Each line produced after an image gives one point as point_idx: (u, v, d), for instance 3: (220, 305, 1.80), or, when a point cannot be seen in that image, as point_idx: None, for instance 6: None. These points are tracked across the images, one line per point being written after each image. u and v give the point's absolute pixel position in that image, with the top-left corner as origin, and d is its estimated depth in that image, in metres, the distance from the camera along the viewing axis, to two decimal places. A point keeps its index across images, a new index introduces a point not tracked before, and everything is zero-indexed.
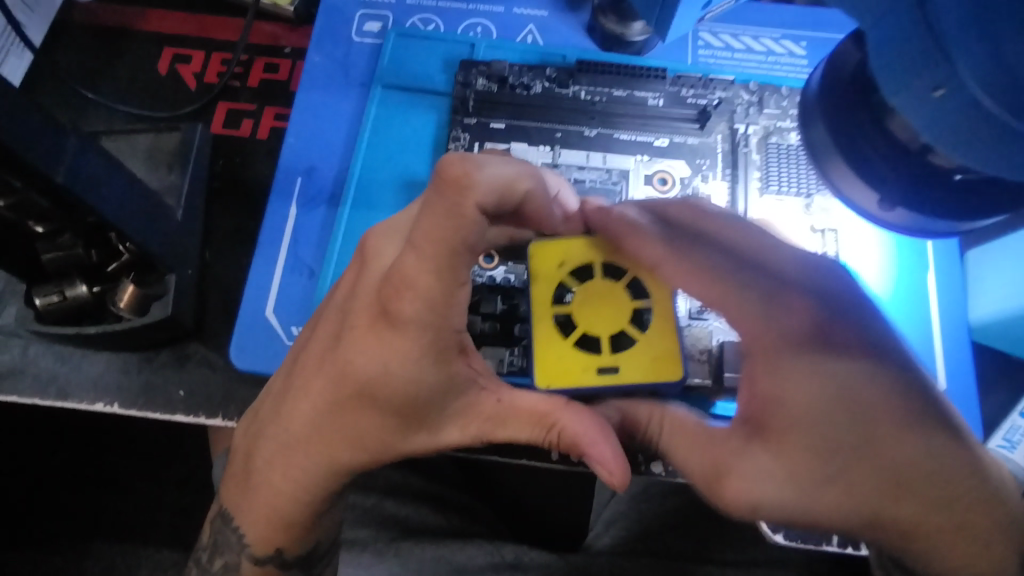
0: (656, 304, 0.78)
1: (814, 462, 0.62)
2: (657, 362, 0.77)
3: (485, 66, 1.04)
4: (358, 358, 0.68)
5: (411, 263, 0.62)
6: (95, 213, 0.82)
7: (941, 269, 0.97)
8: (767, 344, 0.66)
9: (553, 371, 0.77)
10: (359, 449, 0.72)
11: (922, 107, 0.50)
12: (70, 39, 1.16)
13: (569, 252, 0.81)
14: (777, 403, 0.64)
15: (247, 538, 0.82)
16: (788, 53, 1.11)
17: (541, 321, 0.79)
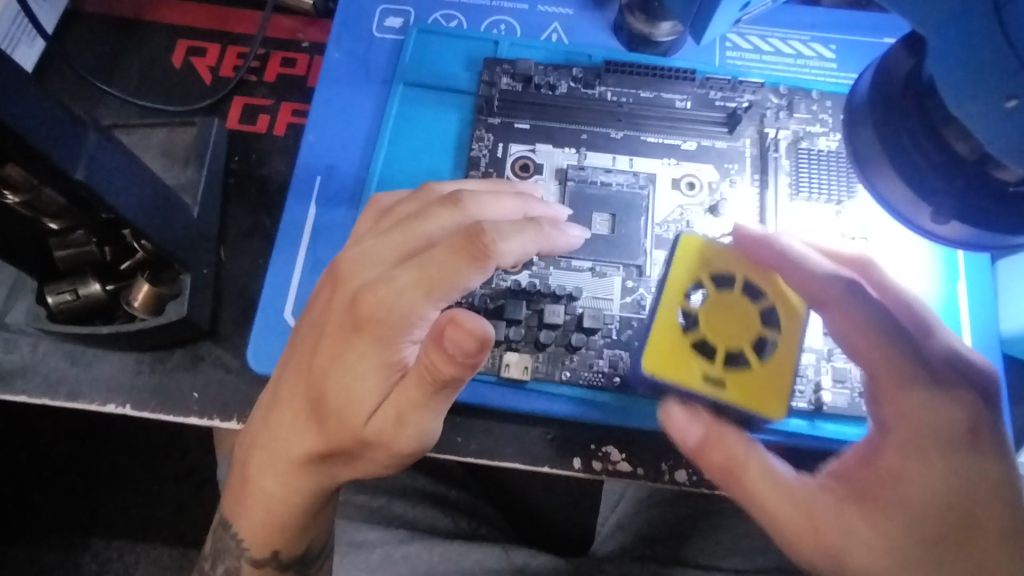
0: (785, 342, 0.78)
1: (917, 531, 0.64)
2: (765, 394, 0.76)
3: (510, 65, 1.02)
4: (341, 366, 0.72)
5: (409, 278, 0.70)
6: (111, 210, 0.79)
7: (972, 280, 0.96)
8: (908, 430, 0.66)
9: (663, 359, 0.76)
10: (315, 437, 0.74)
11: (989, 118, 0.48)
12: (82, 29, 1.13)
13: (724, 260, 0.80)
14: (894, 476, 0.65)
15: (245, 542, 0.81)
16: (817, 56, 1.09)
17: (670, 299, 0.78)
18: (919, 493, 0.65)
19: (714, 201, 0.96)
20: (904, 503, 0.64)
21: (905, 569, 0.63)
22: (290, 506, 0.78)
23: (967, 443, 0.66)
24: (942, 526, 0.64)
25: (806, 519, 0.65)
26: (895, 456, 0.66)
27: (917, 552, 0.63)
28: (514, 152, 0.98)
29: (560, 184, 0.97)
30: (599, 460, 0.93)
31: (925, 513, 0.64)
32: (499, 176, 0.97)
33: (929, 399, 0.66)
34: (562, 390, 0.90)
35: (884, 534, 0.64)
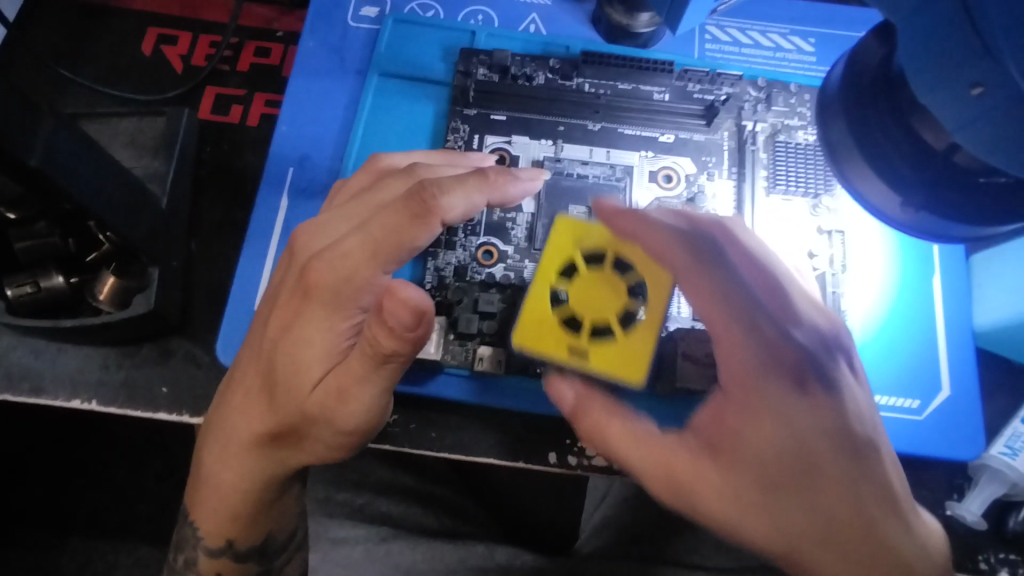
0: (651, 318, 0.72)
1: (760, 476, 0.61)
2: (623, 362, 0.71)
3: (486, 55, 1.00)
4: (293, 332, 0.72)
5: (355, 242, 0.70)
6: (71, 200, 0.77)
7: (946, 273, 0.96)
8: (741, 389, 0.64)
9: (534, 331, 0.72)
10: (267, 415, 0.74)
11: (958, 106, 0.48)
12: (47, 15, 1.10)
13: (623, 247, 0.74)
14: (736, 434, 0.62)
15: (201, 530, 0.81)
16: (796, 49, 1.08)
17: (542, 281, 0.74)
18: (764, 446, 0.62)
19: (691, 194, 0.96)
20: (749, 450, 0.62)
21: (773, 514, 0.61)
22: (243, 494, 0.78)
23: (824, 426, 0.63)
24: (780, 475, 0.61)
25: (661, 470, 0.63)
26: (789, 455, 0.62)
27: (758, 497, 0.61)
28: (491, 144, 0.97)
29: None
30: (574, 455, 0.92)
31: (778, 465, 0.61)
32: None
33: (789, 395, 0.63)
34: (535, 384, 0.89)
35: (731, 485, 0.61)
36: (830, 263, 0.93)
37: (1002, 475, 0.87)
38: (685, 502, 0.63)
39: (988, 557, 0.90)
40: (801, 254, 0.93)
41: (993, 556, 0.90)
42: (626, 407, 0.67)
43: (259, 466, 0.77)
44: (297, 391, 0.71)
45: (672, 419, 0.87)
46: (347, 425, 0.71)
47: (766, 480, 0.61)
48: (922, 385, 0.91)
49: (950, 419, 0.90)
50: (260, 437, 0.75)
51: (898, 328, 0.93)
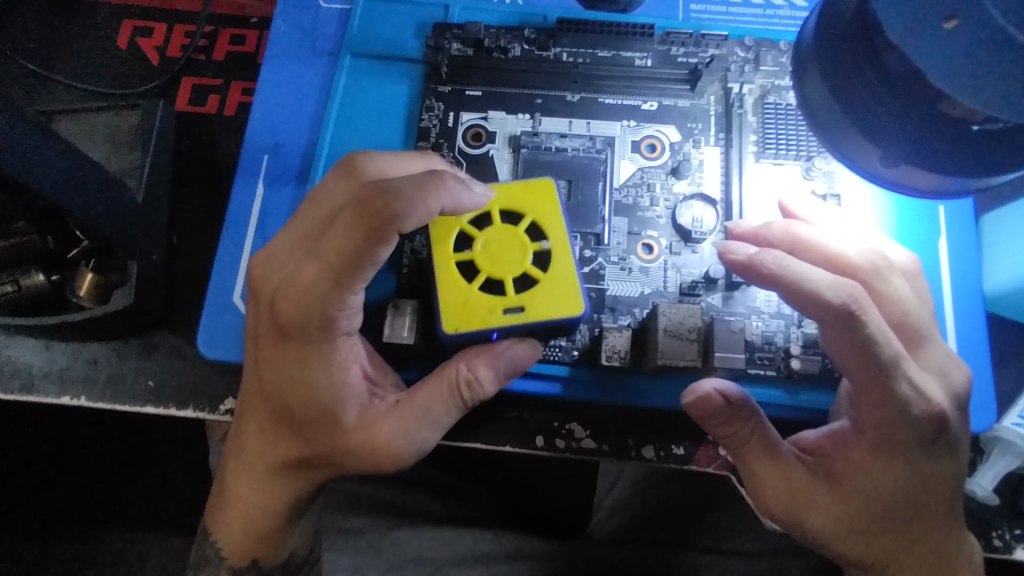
0: (557, 245, 0.77)
1: (869, 510, 0.71)
2: (559, 292, 0.75)
3: (459, 29, 0.97)
4: (273, 371, 0.71)
5: (312, 272, 0.65)
6: (41, 198, 0.77)
7: (953, 235, 0.90)
8: (880, 435, 0.70)
9: (460, 315, 0.74)
10: (300, 450, 0.74)
11: (930, 47, 0.44)
12: (19, 13, 1.09)
13: (501, 198, 0.79)
14: (859, 471, 0.71)
15: (224, 550, 0.81)
16: (788, 5, 1.03)
17: (445, 260, 0.76)
18: (885, 485, 0.71)
19: (677, 163, 0.91)
20: (871, 489, 0.71)
21: (863, 534, 0.72)
22: (274, 515, 0.78)
23: (930, 428, 0.69)
24: (886, 507, 0.71)
25: (788, 496, 0.72)
26: (899, 496, 0.71)
27: (862, 521, 0.72)
28: (466, 121, 0.94)
29: (514, 152, 0.92)
30: (562, 438, 0.90)
31: (890, 502, 0.71)
32: (450, 147, 0.93)
33: (903, 415, 0.68)
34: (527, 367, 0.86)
35: (843, 508, 0.71)
36: None
37: (1015, 449, 0.83)
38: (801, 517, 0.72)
39: (1003, 534, 0.85)
40: None
41: (1009, 533, 0.85)
42: (769, 427, 0.73)
43: (278, 489, 0.77)
44: (324, 423, 0.71)
45: (665, 397, 0.86)
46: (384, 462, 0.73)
47: (872, 508, 0.71)
48: None
49: None
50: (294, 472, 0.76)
51: None
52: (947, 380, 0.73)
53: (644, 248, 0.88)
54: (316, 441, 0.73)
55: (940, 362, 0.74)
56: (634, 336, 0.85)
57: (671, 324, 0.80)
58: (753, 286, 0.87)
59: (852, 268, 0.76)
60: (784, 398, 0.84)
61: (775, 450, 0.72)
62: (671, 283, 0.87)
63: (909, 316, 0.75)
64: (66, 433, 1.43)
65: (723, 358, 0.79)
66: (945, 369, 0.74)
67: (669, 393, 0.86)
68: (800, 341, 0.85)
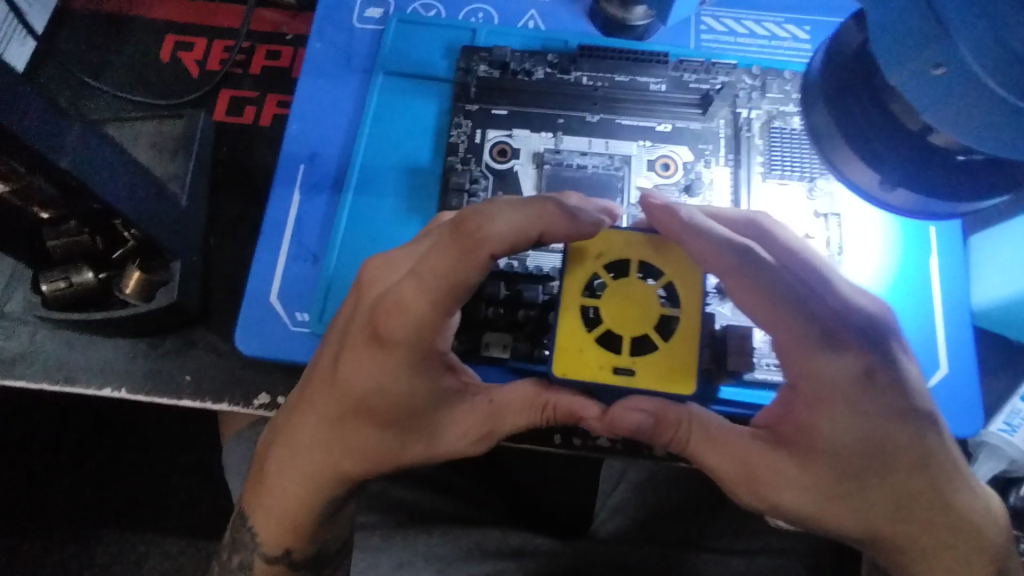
0: (686, 312, 0.78)
1: (832, 472, 0.71)
2: (671, 373, 0.77)
3: (487, 52, 1.04)
4: (358, 377, 0.74)
5: (412, 290, 0.70)
6: (99, 199, 0.82)
7: (944, 253, 0.97)
8: (813, 387, 0.71)
9: (569, 359, 0.77)
10: (359, 445, 0.77)
11: (921, 90, 0.50)
12: (70, 26, 1.16)
13: (643, 252, 0.81)
14: (807, 429, 0.71)
15: (259, 536, 0.86)
16: (791, 37, 1.10)
17: (572, 301, 0.79)
18: (838, 440, 0.70)
19: (689, 181, 0.98)
20: (821, 445, 0.70)
21: (844, 502, 0.71)
22: (309, 506, 0.82)
23: (857, 363, 0.71)
24: (853, 466, 0.70)
25: (743, 471, 0.72)
26: (861, 447, 0.70)
27: (831, 487, 0.71)
28: (492, 138, 1.00)
29: (537, 168, 0.99)
30: (579, 436, 0.95)
31: (851, 462, 0.70)
32: (478, 161, 0.99)
33: (824, 354, 0.71)
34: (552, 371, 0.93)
35: (805, 473, 0.71)
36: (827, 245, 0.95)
37: (999, 452, 0.91)
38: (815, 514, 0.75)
39: None
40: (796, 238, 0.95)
41: None
42: (704, 412, 0.75)
43: (313, 485, 0.81)
44: (400, 423, 0.76)
45: None
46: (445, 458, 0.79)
47: (842, 472, 0.71)
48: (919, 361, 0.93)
49: (949, 397, 0.92)
50: (331, 471, 0.80)
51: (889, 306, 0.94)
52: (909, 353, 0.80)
53: None
54: (376, 439, 0.77)
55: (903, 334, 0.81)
56: None
57: None
58: None
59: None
60: None
61: (707, 425, 0.74)
62: None
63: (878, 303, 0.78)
64: (85, 427, 1.46)
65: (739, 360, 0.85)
66: None
67: None
68: None
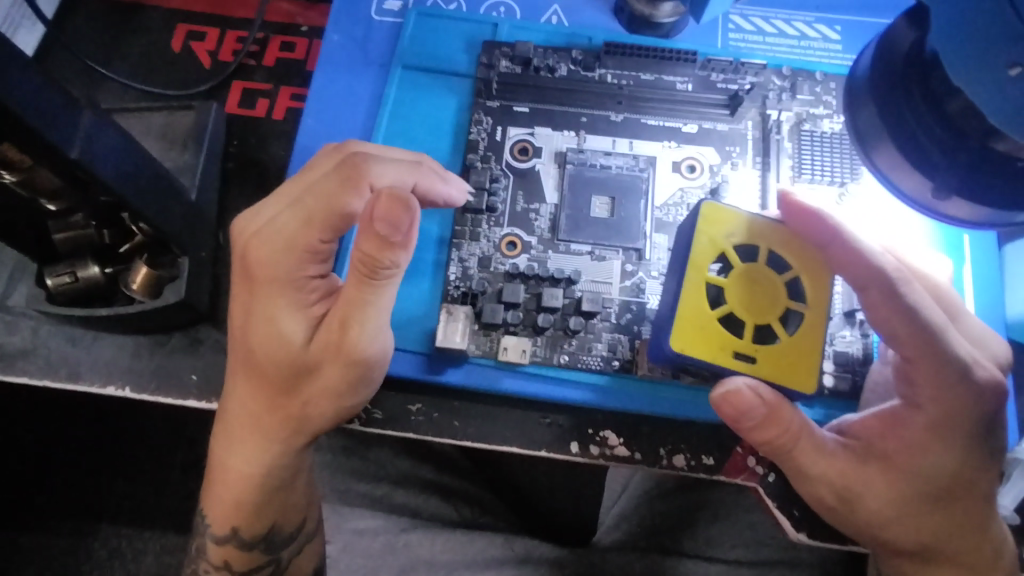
0: (811, 311, 0.79)
1: (924, 492, 0.73)
2: (791, 365, 0.78)
3: (509, 48, 1.01)
4: (258, 325, 0.76)
5: (286, 215, 0.76)
6: (108, 190, 0.79)
7: (978, 263, 0.94)
8: (939, 409, 0.73)
9: (691, 338, 0.77)
10: (264, 391, 0.78)
11: (989, 91, 0.47)
12: (79, 13, 1.13)
13: (769, 239, 0.80)
14: (911, 450, 0.73)
15: (208, 517, 0.84)
16: (821, 38, 1.07)
17: (698, 278, 0.78)
18: (937, 466, 0.73)
19: (715, 184, 0.95)
20: (925, 469, 0.73)
21: (918, 521, 0.74)
22: (254, 484, 0.81)
23: (993, 401, 0.73)
24: (941, 489, 0.73)
25: (836, 482, 0.74)
26: (954, 479, 0.73)
27: (913, 507, 0.73)
28: (514, 136, 0.97)
29: (559, 167, 0.96)
30: (597, 445, 0.91)
31: (942, 486, 0.73)
32: (498, 159, 0.96)
33: (961, 388, 0.73)
34: (566, 375, 0.89)
35: (895, 490, 0.73)
36: None
37: None
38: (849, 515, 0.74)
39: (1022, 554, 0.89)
40: None
41: None
42: (811, 422, 0.75)
43: (254, 444, 0.80)
44: (297, 367, 0.76)
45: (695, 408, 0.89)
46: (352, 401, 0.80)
47: (930, 494, 0.73)
48: None
49: None
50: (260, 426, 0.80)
51: None
52: (986, 349, 0.81)
53: None
54: (293, 377, 0.77)
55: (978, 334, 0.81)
56: None
57: None
58: None
59: (945, 294, 0.82)
60: (814, 414, 0.87)
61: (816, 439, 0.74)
62: None
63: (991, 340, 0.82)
64: (84, 423, 1.43)
65: None
66: (984, 339, 0.82)
67: (702, 407, 0.90)
68: (832, 359, 0.89)
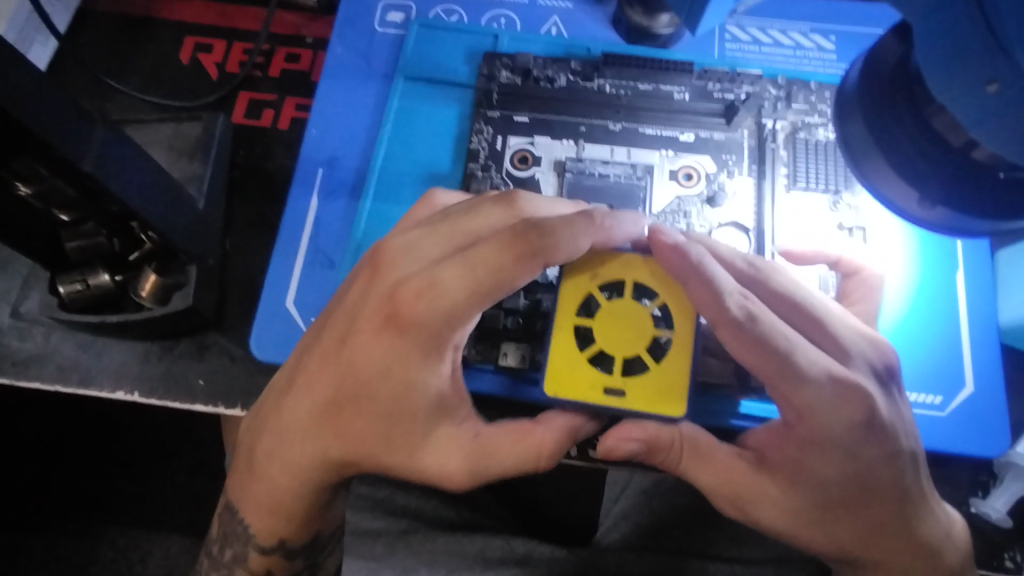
0: (677, 343, 0.75)
1: (821, 495, 0.71)
2: (660, 396, 0.73)
3: (509, 59, 1.03)
4: (367, 358, 0.69)
5: (453, 274, 0.68)
6: (118, 201, 0.80)
7: (970, 269, 0.96)
8: (807, 427, 0.69)
9: (566, 383, 0.74)
10: (343, 439, 0.70)
11: (968, 106, 0.49)
12: (91, 26, 1.16)
13: (634, 271, 0.77)
14: (800, 465, 0.71)
15: (252, 527, 0.79)
16: (817, 47, 1.09)
17: (563, 321, 0.76)
18: (830, 473, 0.71)
19: (712, 192, 0.97)
20: (814, 477, 0.71)
21: (824, 524, 0.73)
22: (296, 498, 0.75)
23: (861, 411, 0.70)
24: (839, 493, 0.71)
25: (729, 488, 0.73)
26: (852, 483, 0.71)
27: (816, 512, 0.72)
28: (513, 145, 0.99)
29: (558, 176, 0.97)
30: (594, 449, 0.93)
31: (841, 489, 0.71)
32: (498, 168, 0.98)
33: (829, 398, 0.69)
34: None
35: (790, 495, 0.72)
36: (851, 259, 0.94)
37: None
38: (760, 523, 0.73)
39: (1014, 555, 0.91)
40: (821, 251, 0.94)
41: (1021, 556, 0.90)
42: (697, 430, 0.74)
43: (312, 472, 0.73)
44: (398, 422, 0.69)
45: (690, 411, 0.91)
46: (453, 478, 0.71)
47: (828, 499, 0.71)
48: (944, 380, 0.91)
49: (974, 416, 0.90)
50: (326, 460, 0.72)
51: (914, 324, 0.93)
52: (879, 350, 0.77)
53: None
54: (374, 428, 0.70)
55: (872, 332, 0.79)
56: None
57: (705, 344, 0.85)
58: None
59: None
60: None
61: (701, 450, 0.73)
62: None
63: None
64: (92, 427, 1.45)
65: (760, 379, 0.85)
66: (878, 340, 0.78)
67: (703, 410, 0.89)
68: None
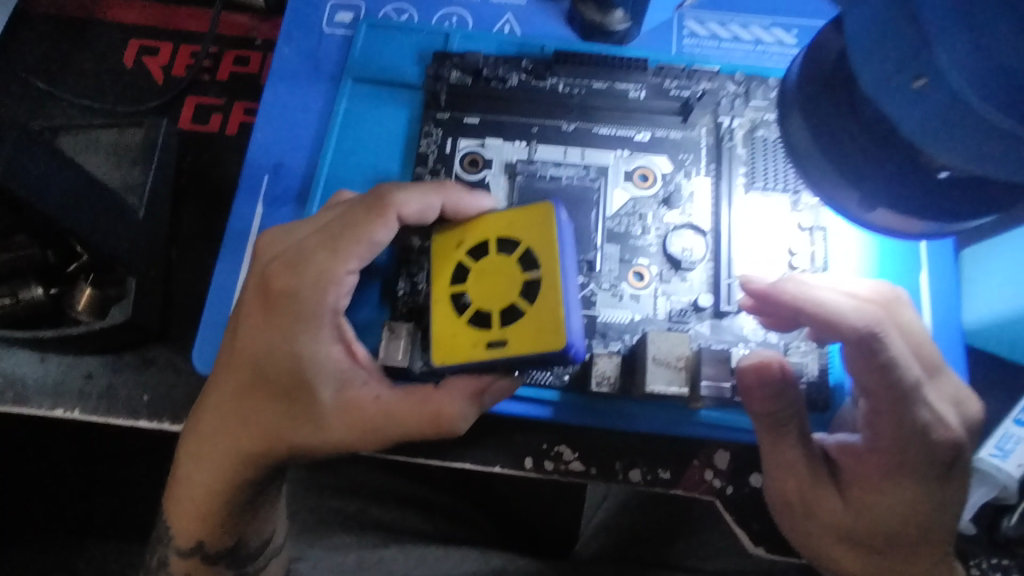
0: (545, 273, 0.71)
1: (900, 524, 0.74)
2: (542, 333, 0.69)
3: (459, 58, 1.00)
4: (252, 343, 0.73)
5: (314, 242, 0.75)
6: (40, 211, 0.77)
7: (934, 269, 0.93)
8: (896, 454, 0.74)
9: (448, 346, 0.73)
10: (250, 422, 0.73)
11: (902, 106, 0.46)
12: (31, 31, 1.13)
13: (499, 225, 0.75)
14: (877, 486, 0.75)
15: (174, 529, 0.79)
16: (777, 42, 1.06)
17: (440, 293, 0.75)
18: (887, 505, 0.74)
19: (668, 193, 0.94)
20: (881, 507, 0.75)
21: (853, 550, 0.76)
22: (214, 498, 0.76)
23: (919, 441, 0.73)
24: (909, 527, 0.74)
25: (796, 495, 0.77)
26: (863, 517, 0.75)
27: (861, 539, 0.76)
28: (463, 148, 0.96)
29: (509, 179, 0.94)
30: (551, 460, 0.89)
31: (908, 526, 0.75)
32: (447, 172, 0.95)
33: (907, 431, 0.73)
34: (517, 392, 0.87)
35: (855, 515, 0.76)
36: (810, 260, 0.91)
37: (992, 479, 0.86)
38: (800, 531, 0.78)
39: (979, 562, 0.89)
40: (779, 252, 0.91)
41: (986, 561, 0.90)
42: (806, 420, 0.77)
43: (229, 468, 0.74)
44: (296, 397, 0.71)
45: (644, 420, 0.87)
46: (363, 439, 0.71)
47: (851, 533, 0.76)
48: None
49: None
50: (237, 452, 0.73)
51: None
52: (960, 409, 0.78)
53: (635, 275, 0.91)
54: (274, 410, 0.72)
55: (954, 392, 0.78)
56: (624, 362, 0.86)
57: (661, 352, 0.80)
58: (740, 315, 0.89)
59: (924, 342, 0.79)
60: None
61: (818, 474, 0.76)
62: (661, 311, 0.89)
63: (923, 346, 0.78)
64: None
65: (711, 386, 0.79)
66: (959, 398, 0.78)
67: (659, 421, 0.87)
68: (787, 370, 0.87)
